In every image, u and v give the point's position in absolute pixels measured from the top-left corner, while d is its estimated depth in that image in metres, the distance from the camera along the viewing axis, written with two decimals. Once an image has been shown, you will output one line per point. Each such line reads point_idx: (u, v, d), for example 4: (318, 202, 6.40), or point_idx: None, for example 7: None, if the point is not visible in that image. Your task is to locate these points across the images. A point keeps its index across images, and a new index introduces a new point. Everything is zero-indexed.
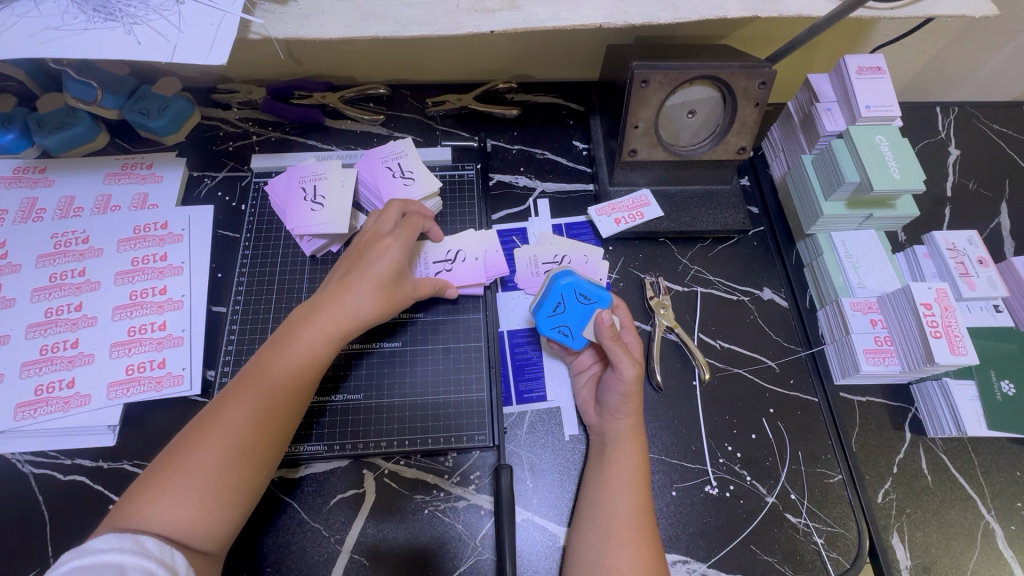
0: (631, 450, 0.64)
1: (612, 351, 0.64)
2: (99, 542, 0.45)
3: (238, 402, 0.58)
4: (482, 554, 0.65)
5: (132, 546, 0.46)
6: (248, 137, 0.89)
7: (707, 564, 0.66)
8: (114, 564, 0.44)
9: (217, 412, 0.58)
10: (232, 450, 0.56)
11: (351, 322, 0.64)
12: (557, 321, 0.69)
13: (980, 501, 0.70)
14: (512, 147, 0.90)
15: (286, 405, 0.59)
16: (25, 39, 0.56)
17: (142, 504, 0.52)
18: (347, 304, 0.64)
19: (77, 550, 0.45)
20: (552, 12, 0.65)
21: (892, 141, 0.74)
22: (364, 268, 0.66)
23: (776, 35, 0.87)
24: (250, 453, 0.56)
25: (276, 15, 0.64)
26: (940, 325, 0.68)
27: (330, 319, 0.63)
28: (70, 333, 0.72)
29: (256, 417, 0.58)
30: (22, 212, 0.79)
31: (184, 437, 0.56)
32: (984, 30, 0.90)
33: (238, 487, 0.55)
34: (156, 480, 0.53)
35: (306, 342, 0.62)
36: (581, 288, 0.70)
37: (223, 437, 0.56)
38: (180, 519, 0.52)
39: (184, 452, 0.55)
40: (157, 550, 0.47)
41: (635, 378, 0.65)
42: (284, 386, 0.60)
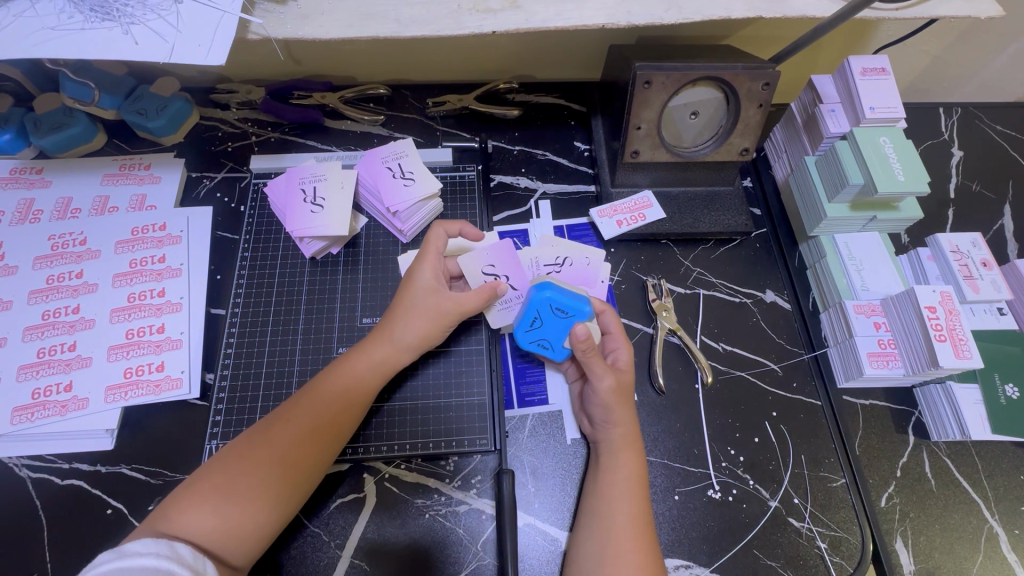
0: (627, 459, 0.64)
1: (588, 366, 0.64)
2: (135, 546, 0.45)
3: (288, 420, 0.60)
4: (483, 559, 0.64)
5: (168, 552, 0.45)
6: (248, 138, 0.88)
7: (710, 569, 0.66)
8: (152, 567, 0.43)
9: (266, 429, 0.59)
10: (276, 466, 0.57)
11: (399, 351, 0.66)
12: (535, 336, 0.70)
13: (984, 505, 0.70)
14: (513, 148, 0.89)
15: (333, 429, 0.61)
16: (21, 39, 0.55)
17: (179, 509, 0.53)
18: (399, 335, 0.67)
19: (115, 551, 0.44)
20: (555, 13, 0.64)
21: (897, 143, 0.73)
22: (411, 298, 0.68)
23: (779, 35, 0.87)
24: (293, 472, 0.58)
25: (275, 15, 0.63)
26: (944, 328, 0.68)
27: (379, 347, 0.66)
28: (68, 336, 0.72)
29: (304, 437, 0.59)
30: (19, 213, 0.78)
31: (231, 450, 0.58)
32: (988, 31, 0.90)
33: (275, 503, 0.56)
34: (199, 487, 0.55)
35: (357, 369, 0.64)
36: (554, 300, 0.68)
37: (270, 452, 0.57)
38: (215, 529, 0.53)
39: (230, 462, 0.57)
40: (189, 557, 0.47)
41: (612, 389, 0.64)
42: (335, 410, 0.62)
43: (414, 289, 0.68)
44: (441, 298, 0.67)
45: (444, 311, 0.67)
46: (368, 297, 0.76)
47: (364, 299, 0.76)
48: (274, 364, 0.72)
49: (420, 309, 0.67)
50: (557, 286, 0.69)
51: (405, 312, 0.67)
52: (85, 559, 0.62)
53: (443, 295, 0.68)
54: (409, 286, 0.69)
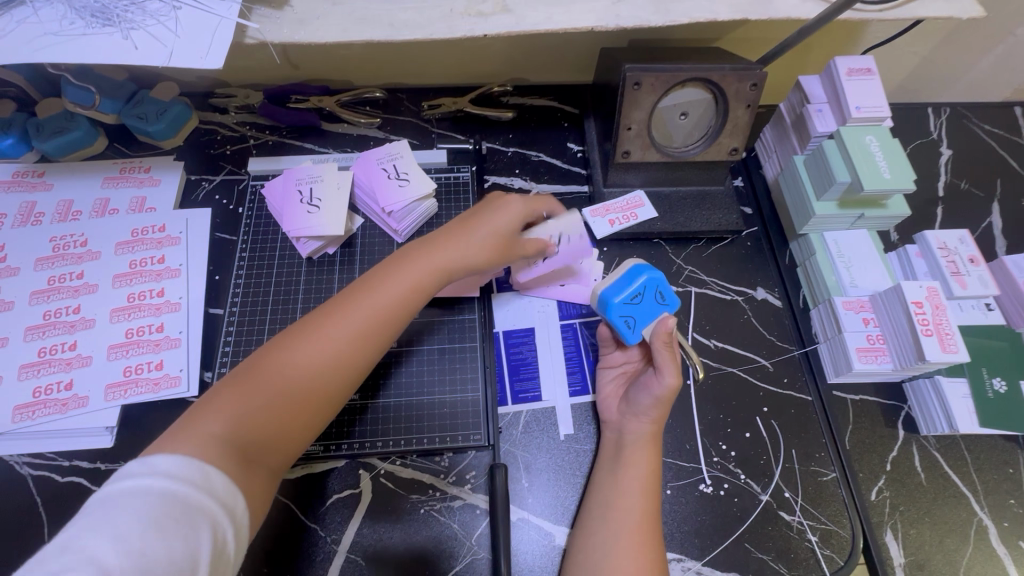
0: (648, 454, 0.65)
1: (659, 355, 0.66)
2: (138, 467, 0.43)
3: (320, 333, 0.57)
4: (477, 553, 0.65)
5: (163, 470, 0.43)
6: (246, 141, 0.89)
7: (702, 562, 0.67)
8: (150, 490, 0.42)
9: (295, 338, 0.57)
10: (302, 380, 0.55)
11: (439, 272, 0.64)
12: (625, 310, 0.70)
13: (974, 498, 0.71)
14: (507, 150, 0.91)
15: (364, 347, 0.59)
16: (24, 44, 0.57)
17: (205, 410, 0.51)
18: (442, 257, 0.65)
19: (114, 477, 0.43)
20: (546, 17, 0.66)
21: (882, 142, 0.74)
22: (471, 226, 0.67)
23: (768, 37, 0.88)
24: (319, 388, 0.55)
25: (272, 20, 0.65)
26: (931, 323, 0.69)
27: (422, 264, 0.64)
28: (68, 335, 0.73)
29: (333, 352, 0.57)
30: (21, 216, 0.80)
31: (260, 355, 0.56)
32: (974, 31, 0.91)
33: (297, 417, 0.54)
34: (225, 391, 0.52)
35: (396, 285, 0.62)
36: (660, 286, 0.71)
37: (298, 365, 0.55)
38: (239, 432, 0.50)
39: (259, 367, 0.54)
40: (186, 468, 0.44)
41: (674, 388, 0.66)
42: (370, 326, 0.59)
43: (479, 218, 0.68)
44: (501, 229, 0.68)
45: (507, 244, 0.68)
46: None
47: None
48: None
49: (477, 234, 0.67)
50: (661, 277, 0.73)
51: (452, 238, 0.66)
52: None
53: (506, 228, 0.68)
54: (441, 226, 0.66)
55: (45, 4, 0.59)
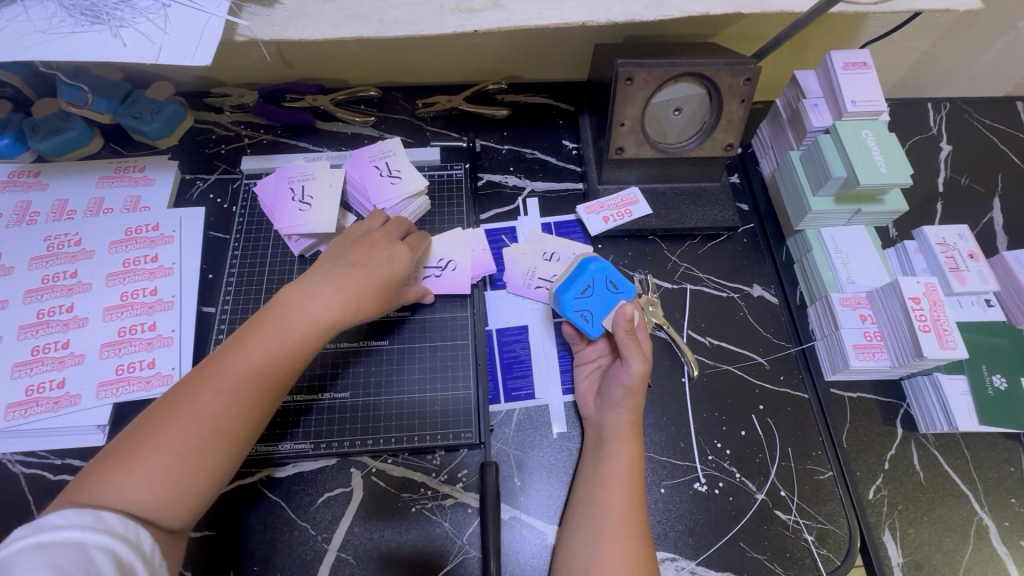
0: (629, 447, 0.64)
1: (623, 344, 0.64)
2: (56, 519, 0.42)
3: (217, 383, 0.54)
4: (469, 552, 0.65)
5: (94, 522, 0.43)
6: (240, 140, 0.90)
7: (696, 562, 0.66)
8: (77, 542, 0.41)
9: (193, 391, 0.54)
10: (207, 431, 0.52)
11: (349, 308, 0.62)
12: (580, 305, 0.69)
13: (974, 497, 0.70)
14: (501, 147, 0.91)
15: (271, 390, 0.56)
16: (14, 42, 0.57)
17: (102, 480, 0.48)
18: (347, 291, 0.62)
19: (31, 526, 0.41)
20: (536, 12, 0.66)
21: (879, 136, 0.73)
22: (365, 260, 0.65)
23: (764, 32, 0.87)
24: (225, 440, 0.53)
25: (262, 18, 0.65)
26: (928, 319, 0.68)
27: (325, 300, 0.61)
28: (61, 334, 0.73)
29: (235, 400, 0.54)
30: (16, 215, 0.80)
31: (154, 413, 0.53)
32: (974, 25, 0.90)
33: (210, 466, 0.52)
34: (125, 452, 0.50)
35: (297, 322, 0.59)
36: (611, 275, 0.70)
37: (199, 421, 0.52)
38: (145, 497, 0.48)
39: (151, 430, 0.51)
40: (119, 526, 0.44)
41: (641, 376, 0.64)
42: (274, 369, 0.57)
43: (372, 253, 0.67)
44: (398, 269, 0.67)
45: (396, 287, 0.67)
46: None
47: None
48: None
49: (371, 274, 0.64)
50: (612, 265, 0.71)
51: (354, 270, 0.64)
52: None
53: (403, 265, 0.67)
54: (367, 251, 0.66)
55: (35, 3, 0.59)
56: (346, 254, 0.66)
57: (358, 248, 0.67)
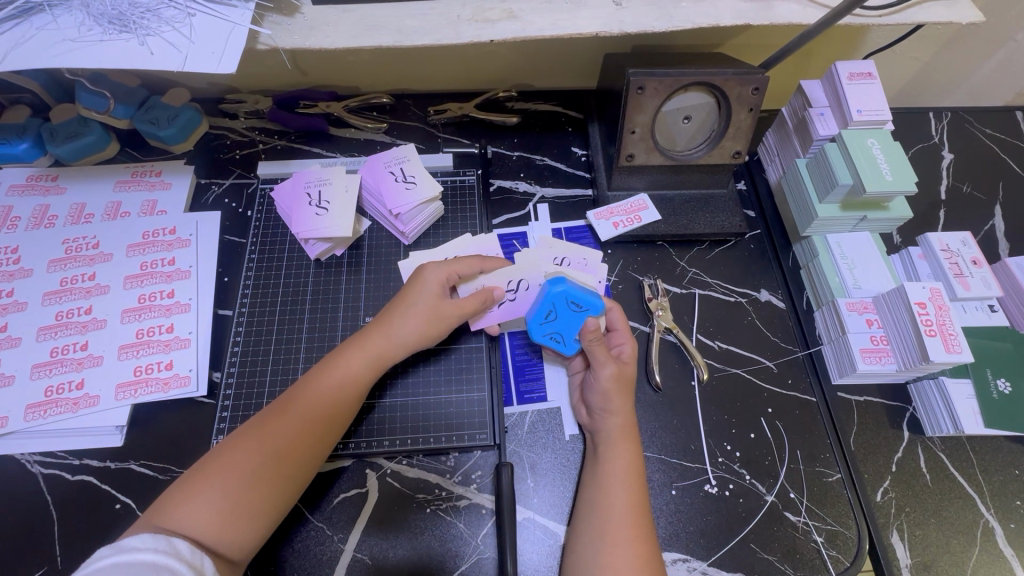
0: (627, 451, 0.65)
1: (592, 353, 0.66)
2: (135, 541, 0.46)
3: (280, 419, 0.60)
4: (483, 552, 0.66)
5: (166, 547, 0.47)
6: (255, 146, 0.91)
7: (707, 563, 0.67)
8: (149, 563, 0.45)
9: (260, 426, 0.60)
10: (268, 459, 0.57)
11: (393, 345, 0.68)
12: (548, 328, 0.71)
13: (979, 500, 0.71)
14: (512, 154, 0.92)
15: (327, 425, 0.62)
16: (44, 50, 0.58)
17: (176, 503, 0.53)
18: (392, 331, 0.68)
19: (113, 547, 0.46)
20: (550, 22, 0.67)
21: (884, 145, 0.75)
22: (407, 293, 0.70)
23: (770, 43, 0.89)
24: (284, 468, 0.58)
25: (283, 27, 0.66)
26: (934, 324, 0.69)
27: (375, 343, 0.67)
28: (80, 336, 0.74)
29: (295, 433, 0.60)
30: (35, 219, 0.81)
31: (222, 446, 0.59)
32: (975, 37, 0.92)
33: (270, 495, 0.57)
34: (194, 480, 0.55)
35: (352, 364, 0.65)
36: (573, 295, 0.68)
37: (259, 450, 0.58)
38: (211, 521, 0.53)
39: (221, 458, 0.57)
40: (187, 552, 0.48)
41: (614, 377, 0.66)
42: (328, 407, 0.63)
43: (414, 285, 0.71)
44: (434, 288, 0.70)
45: (440, 309, 0.69)
46: (371, 298, 0.78)
47: (367, 298, 0.78)
48: (280, 361, 0.74)
49: (411, 307, 0.69)
50: (571, 281, 0.70)
51: (397, 309, 0.69)
52: (92, 550, 0.64)
53: (439, 292, 0.70)
54: (416, 285, 0.71)
55: (64, 12, 0.60)
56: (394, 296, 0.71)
57: (405, 287, 0.72)
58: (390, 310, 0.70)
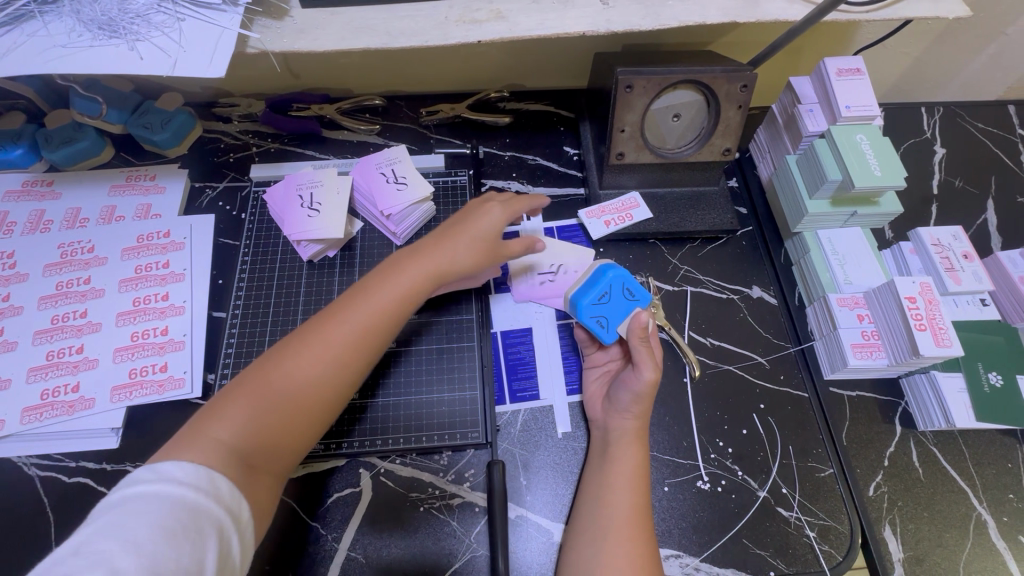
0: (633, 449, 0.65)
1: (637, 350, 0.66)
2: (173, 470, 0.45)
3: (325, 332, 0.58)
4: (476, 551, 0.66)
5: (200, 485, 0.45)
6: (248, 149, 0.92)
7: (700, 558, 0.67)
8: (179, 501, 0.44)
9: (305, 338, 0.58)
10: (314, 379, 0.56)
11: (446, 269, 0.65)
12: (597, 311, 0.70)
13: (972, 493, 0.71)
14: (504, 154, 0.92)
15: (370, 346, 0.60)
16: (34, 56, 0.59)
17: (217, 414, 0.52)
18: (442, 256, 0.65)
19: (152, 471, 0.45)
20: (538, 22, 0.67)
21: (873, 140, 0.75)
22: (465, 222, 0.68)
23: (760, 40, 0.89)
24: (326, 390, 0.56)
25: (272, 30, 0.67)
26: (925, 318, 0.70)
27: (428, 264, 0.64)
28: (75, 340, 0.74)
29: (340, 352, 0.58)
30: (30, 223, 0.82)
31: (268, 356, 0.57)
32: (966, 32, 0.92)
33: (310, 413, 0.56)
34: (237, 394, 0.53)
35: (403, 286, 0.62)
36: (628, 282, 0.71)
37: (305, 365, 0.56)
38: (252, 436, 0.52)
39: (267, 369, 0.55)
40: (221, 494, 0.46)
41: (653, 382, 0.65)
42: (375, 328, 0.60)
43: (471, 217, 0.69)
44: (491, 223, 0.68)
45: (493, 247, 0.68)
46: None
47: None
48: None
49: (463, 236, 0.67)
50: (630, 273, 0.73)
51: (449, 235, 0.67)
52: None
53: (495, 230, 0.68)
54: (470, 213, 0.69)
55: (55, 18, 0.61)
56: (448, 224, 0.69)
57: (461, 215, 0.70)
58: (440, 234, 0.67)
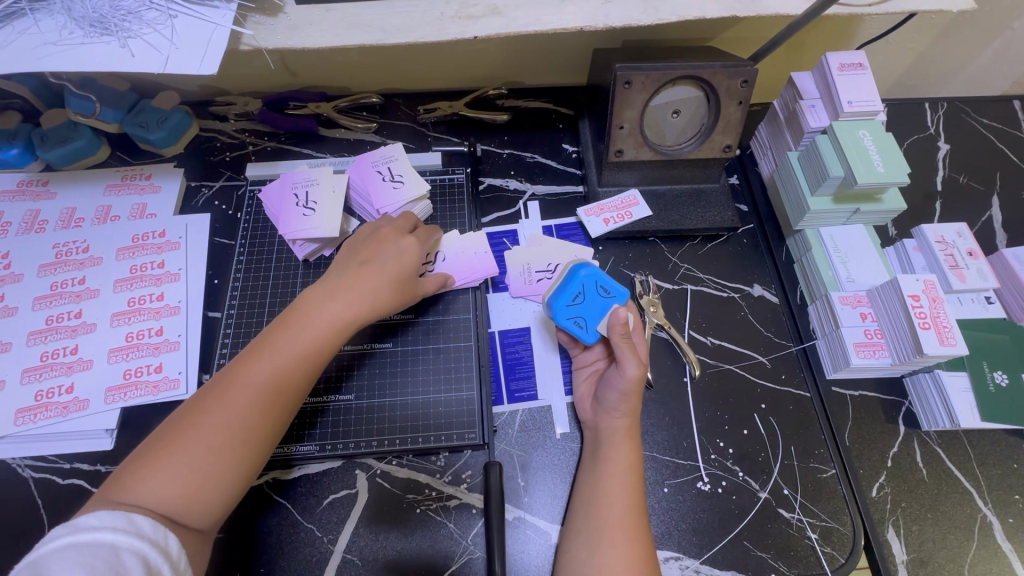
0: (627, 448, 0.64)
1: (618, 348, 0.65)
2: (89, 519, 0.45)
3: (243, 381, 0.57)
4: (474, 552, 0.65)
5: (125, 526, 0.46)
6: (245, 148, 0.91)
7: (701, 561, 0.66)
8: (107, 543, 0.44)
9: (221, 389, 0.57)
10: (236, 426, 0.55)
11: (365, 306, 0.65)
12: (572, 312, 0.70)
13: (977, 494, 0.70)
14: (502, 152, 0.92)
15: (297, 388, 0.60)
16: (25, 54, 0.58)
17: (135, 478, 0.51)
18: (362, 291, 0.65)
19: (69, 526, 0.45)
20: (534, 17, 0.66)
21: (875, 136, 0.74)
22: (377, 260, 0.69)
23: (762, 35, 0.88)
24: (252, 434, 0.56)
25: (266, 27, 0.66)
26: (928, 316, 0.68)
27: (345, 303, 0.64)
28: (70, 341, 0.74)
29: (262, 399, 0.57)
30: (25, 223, 0.81)
31: (181, 414, 0.55)
32: (970, 26, 0.90)
33: (240, 461, 0.55)
34: (153, 454, 0.52)
35: (319, 324, 0.62)
36: (602, 280, 0.71)
37: (229, 417, 0.55)
38: (177, 493, 0.51)
39: (183, 430, 0.54)
40: (150, 531, 0.47)
41: (636, 378, 0.65)
42: (298, 368, 0.60)
43: (380, 250, 0.69)
44: (403, 259, 0.70)
45: (409, 278, 0.70)
46: None
47: None
48: None
49: (379, 271, 0.67)
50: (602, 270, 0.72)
51: (366, 269, 0.67)
52: None
53: (407, 262, 0.70)
54: (383, 250, 0.70)
55: (46, 16, 0.60)
56: (354, 257, 0.69)
57: (367, 247, 0.70)
58: (354, 270, 0.67)
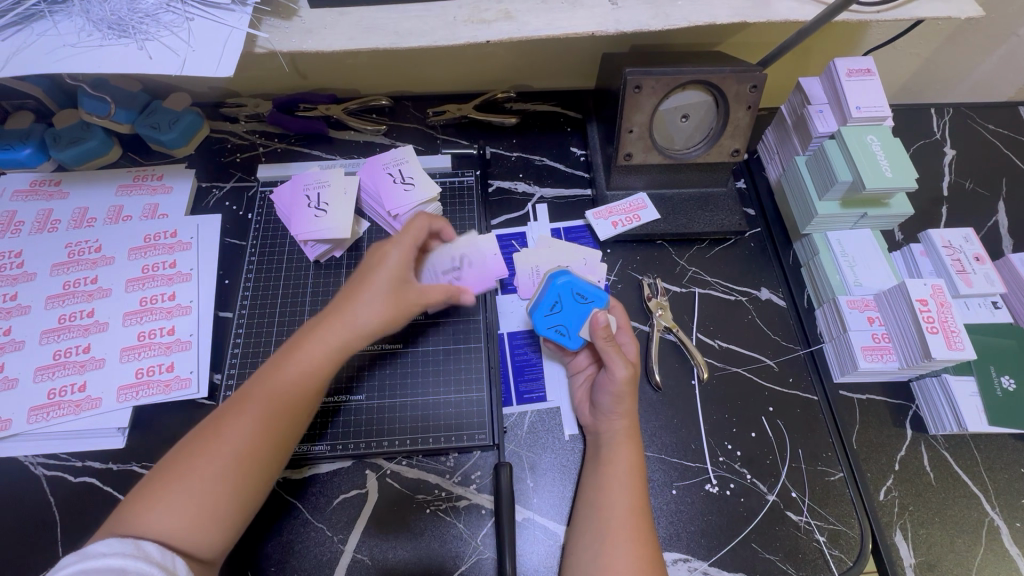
0: (628, 451, 0.65)
1: (604, 352, 0.66)
2: (101, 547, 0.46)
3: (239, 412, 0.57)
4: (482, 553, 0.66)
5: (135, 551, 0.46)
6: (255, 149, 0.92)
7: (709, 563, 0.66)
8: (117, 568, 0.45)
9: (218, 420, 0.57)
10: (233, 457, 0.55)
11: (357, 328, 0.63)
12: (553, 321, 0.71)
13: (984, 498, 0.70)
14: (510, 155, 0.92)
15: (292, 415, 0.59)
16: (44, 56, 0.59)
17: (138, 511, 0.51)
18: (354, 312, 0.63)
19: (79, 554, 0.45)
20: (546, 22, 0.67)
21: (884, 141, 0.74)
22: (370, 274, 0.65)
23: (769, 40, 0.89)
24: (248, 463, 0.55)
25: (281, 30, 0.67)
26: (936, 321, 0.69)
27: (337, 327, 0.62)
28: (82, 339, 0.74)
29: (257, 429, 0.56)
30: (38, 223, 0.82)
31: (183, 444, 0.56)
32: (977, 33, 0.91)
33: (239, 491, 0.55)
34: (155, 486, 0.53)
35: (314, 351, 0.61)
36: (578, 285, 0.71)
37: (226, 448, 0.55)
38: (178, 525, 0.51)
39: (182, 462, 0.54)
40: (157, 555, 0.47)
41: (626, 380, 0.65)
42: (295, 394, 0.59)
43: (371, 265, 0.67)
44: (395, 271, 0.66)
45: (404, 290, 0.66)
46: None
47: None
48: None
49: (370, 286, 0.64)
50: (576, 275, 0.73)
51: (356, 289, 0.65)
52: None
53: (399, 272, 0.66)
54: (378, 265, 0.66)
55: (64, 18, 0.61)
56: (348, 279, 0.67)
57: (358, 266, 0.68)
58: (346, 291, 0.65)
